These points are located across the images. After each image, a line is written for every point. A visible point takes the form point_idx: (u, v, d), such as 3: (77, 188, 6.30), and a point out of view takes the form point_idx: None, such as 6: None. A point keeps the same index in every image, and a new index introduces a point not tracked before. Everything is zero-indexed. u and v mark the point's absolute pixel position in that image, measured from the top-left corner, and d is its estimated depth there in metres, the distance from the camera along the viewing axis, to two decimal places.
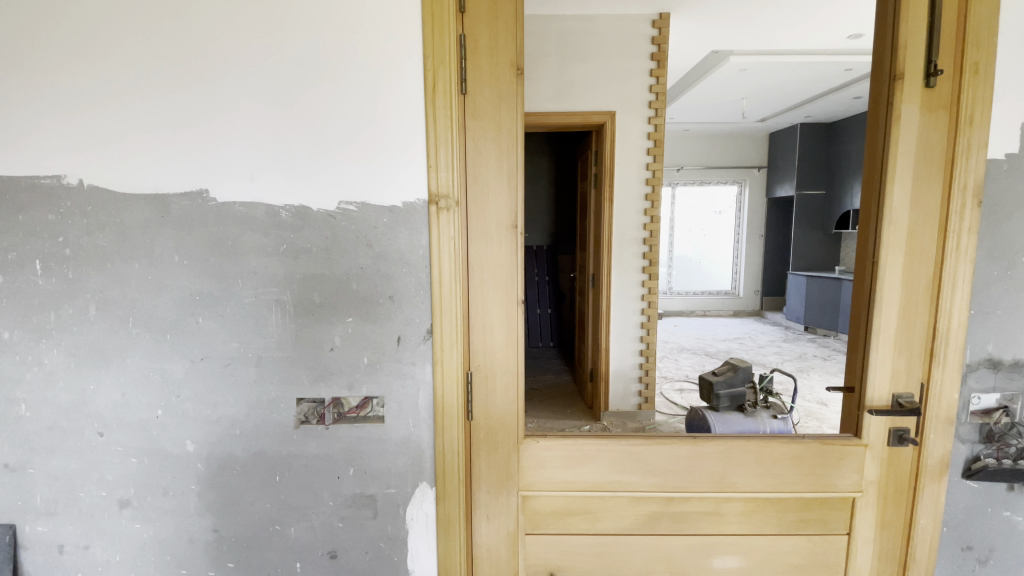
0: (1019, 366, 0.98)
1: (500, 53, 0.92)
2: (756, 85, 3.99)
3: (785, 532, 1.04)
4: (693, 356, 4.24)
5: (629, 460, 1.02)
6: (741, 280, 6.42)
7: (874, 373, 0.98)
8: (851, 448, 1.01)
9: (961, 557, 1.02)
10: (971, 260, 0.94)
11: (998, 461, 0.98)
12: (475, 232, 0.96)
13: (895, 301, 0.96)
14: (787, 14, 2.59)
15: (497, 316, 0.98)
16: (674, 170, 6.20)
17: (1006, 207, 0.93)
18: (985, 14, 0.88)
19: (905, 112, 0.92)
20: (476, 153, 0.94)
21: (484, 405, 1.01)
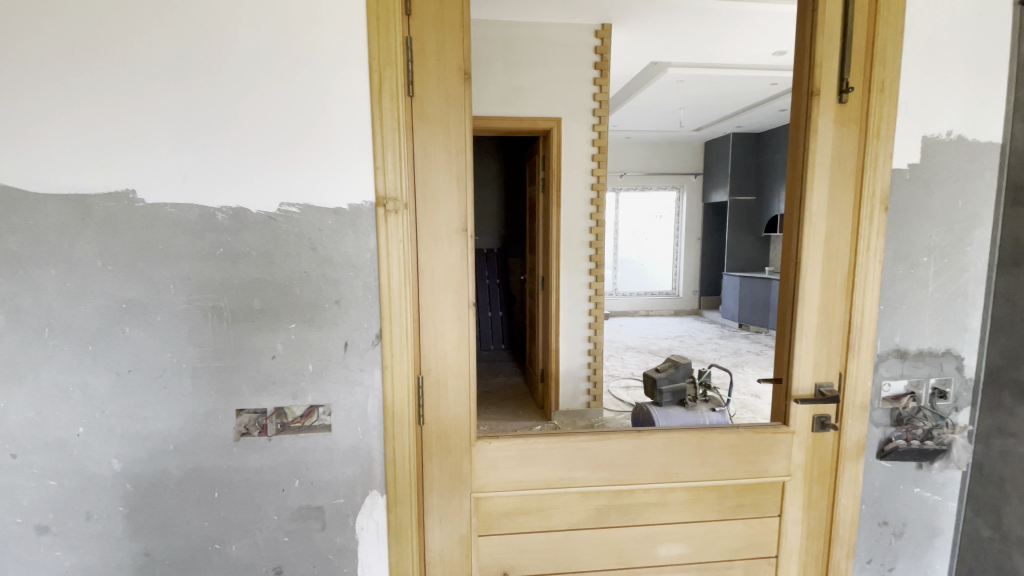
0: (921, 355, 1.10)
1: (447, 58, 0.92)
2: (691, 96, 4.21)
3: (723, 518, 1.10)
4: (638, 354, 4.40)
5: (578, 457, 1.04)
6: (681, 281, 6.72)
7: (799, 366, 1.06)
8: (780, 436, 1.08)
9: (877, 531, 1.13)
10: (880, 260, 1.04)
11: (907, 442, 1.09)
12: (424, 235, 0.95)
13: (816, 299, 1.04)
14: (718, 31, 2.76)
15: (447, 319, 0.98)
16: (617, 175, 6.44)
17: (906, 213, 1.05)
18: (889, 39, 0.99)
19: (821, 125, 1.00)
20: (424, 156, 0.93)
21: (435, 409, 1.00)
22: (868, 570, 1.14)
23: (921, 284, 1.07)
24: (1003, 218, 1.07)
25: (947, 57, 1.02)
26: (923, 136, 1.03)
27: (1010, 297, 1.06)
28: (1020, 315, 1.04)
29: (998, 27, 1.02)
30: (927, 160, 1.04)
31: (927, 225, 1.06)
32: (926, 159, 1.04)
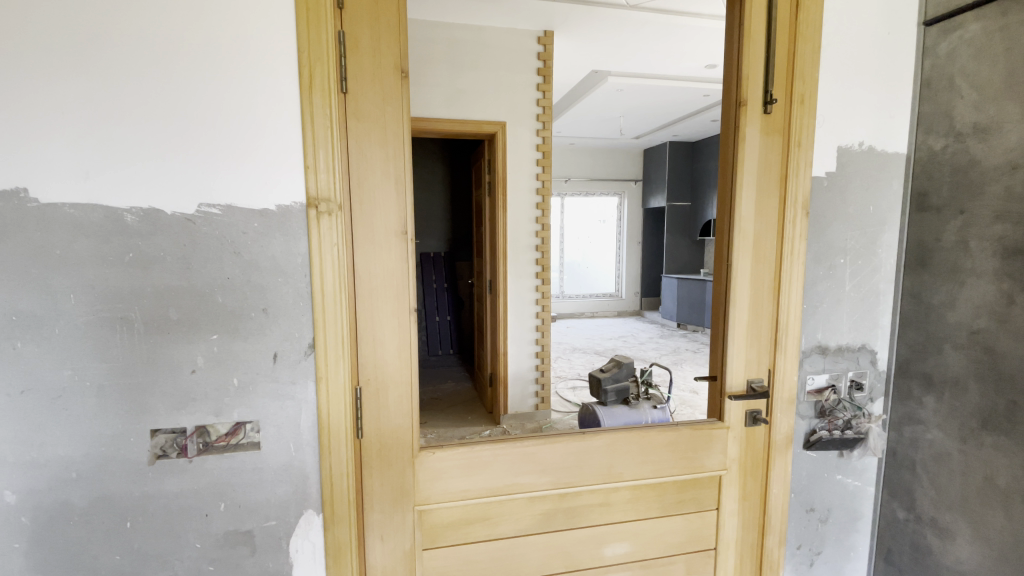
0: (840, 350, 1.17)
1: (383, 55, 0.88)
2: (631, 105, 4.35)
3: (666, 515, 1.12)
4: (585, 355, 4.48)
5: (524, 462, 1.03)
6: (625, 283, 6.92)
7: (732, 363, 1.10)
8: (717, 432, 1.12)
9: (805, 517, 1.20)
10: (802, 262, 1.10)
11: (829, 432, 1.16)
12: (361, 238, 0.91)
13: (746, 299, 1.09)
14: (654, 43, 2.87)
15: (387, 326, 0.94)
16: (562, 181, 6.55)
17: (824, 217, 1.12)
18: (807, 55, 1.05)
19: (749, 134, 1.05)
20: (360, 156, 0.89)
21: (374, 421, 0.95)
22: (798, 555, 1.21)
23: (839, 284, 1.15)
24: (909, 222, 1.17)
25: (859, 73, 1.10)
26: (839, 147, 1.11)
27: (915, 296, 1.16)
28: (925, 312, 1.14)
29: (902, 47, 1.12)
30: (842, 168, 1.12)
31: (844, 228, 1.14)
32: (841, 168, 1.12)
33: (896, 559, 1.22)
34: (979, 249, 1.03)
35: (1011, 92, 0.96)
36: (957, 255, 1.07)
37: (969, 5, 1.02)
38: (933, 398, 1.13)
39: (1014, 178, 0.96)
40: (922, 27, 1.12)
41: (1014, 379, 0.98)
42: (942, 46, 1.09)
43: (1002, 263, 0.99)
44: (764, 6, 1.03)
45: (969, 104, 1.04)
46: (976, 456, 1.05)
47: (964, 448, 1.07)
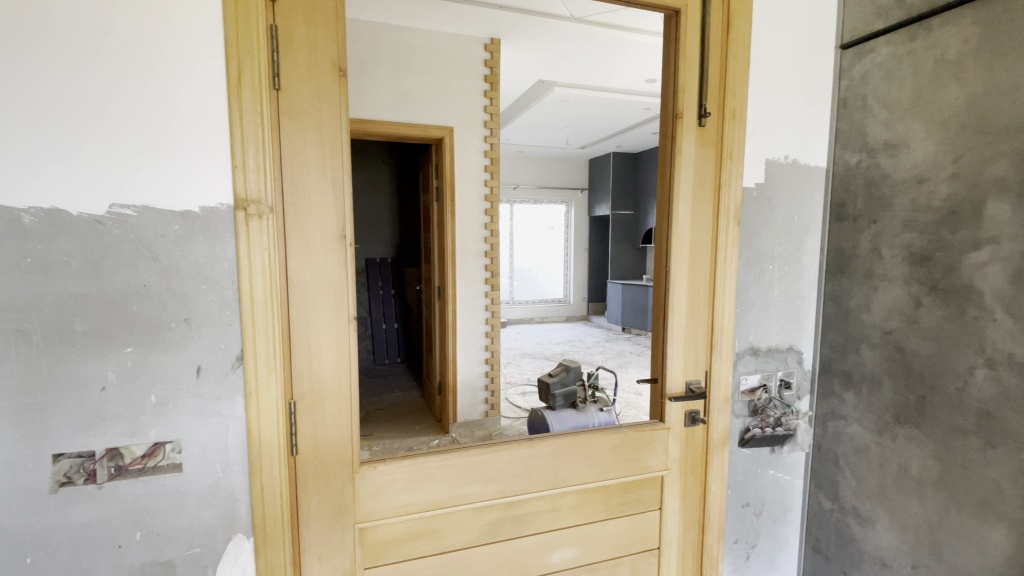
0: (770, 351, 1.24)
1: (319, 51, 0.85)
2: (577, 115, 4.45)
3: (611, 517, 1.14)
4: (534, 361, 4.50)
5: (470, 472, 1.01)
6: (573, 289, 7.04)
7: (671, 366, 1.14)
8: (658, 433, 1.15)
9: (742, 512, 1.25)
10: (734, 268, 1.15)
11: (762, 429, 1.22)
12: (295, 242, 0.86)
13: (684, 303, 1.13)
14: (597, 56, 2.95)
15: (324, 336, 0.90)
16: (511, 188, 6.60)
17: (754, 226, 1.18)
18: (737, 72, 1.11)
19: (685, 146, 1.09)
20: (294, 156, 0.85)
21: (310, 436, 0.90)
22: (735, 550, 1.26)
23: (769, 289, 1.22)
24: (829, 230, 1.26)
25: (784, 90, 1.18)
26: (766, 160, 1.18)
27: (835, 299, 1.25)
28: (844, 314, 1.23)
29: (821, 68, 1.21)
30: (770, 180, 1.19)
31: (772, 236, 1.20)
32: (768, 179, 1.19)
33: (823, 547, 1.30)
34: (890, 256, 1.12)
35: (916, 113, 1.05)
36: (871, 262, 1.16)
37: (880, 31, 1.12)
38: (853, 394, 1.22)
39: (920, 191, 1.06)
40: (839, 50, 1.22)
41: (922, 374, 1.07)
42: (857, 68, 1.18)
43: (910, 269, 1.08)
44: (697, 24, 1.08)
45: (880, 123, 1.13)
46: (891, 447, 1.14)
47: (880, 440, 1.16)
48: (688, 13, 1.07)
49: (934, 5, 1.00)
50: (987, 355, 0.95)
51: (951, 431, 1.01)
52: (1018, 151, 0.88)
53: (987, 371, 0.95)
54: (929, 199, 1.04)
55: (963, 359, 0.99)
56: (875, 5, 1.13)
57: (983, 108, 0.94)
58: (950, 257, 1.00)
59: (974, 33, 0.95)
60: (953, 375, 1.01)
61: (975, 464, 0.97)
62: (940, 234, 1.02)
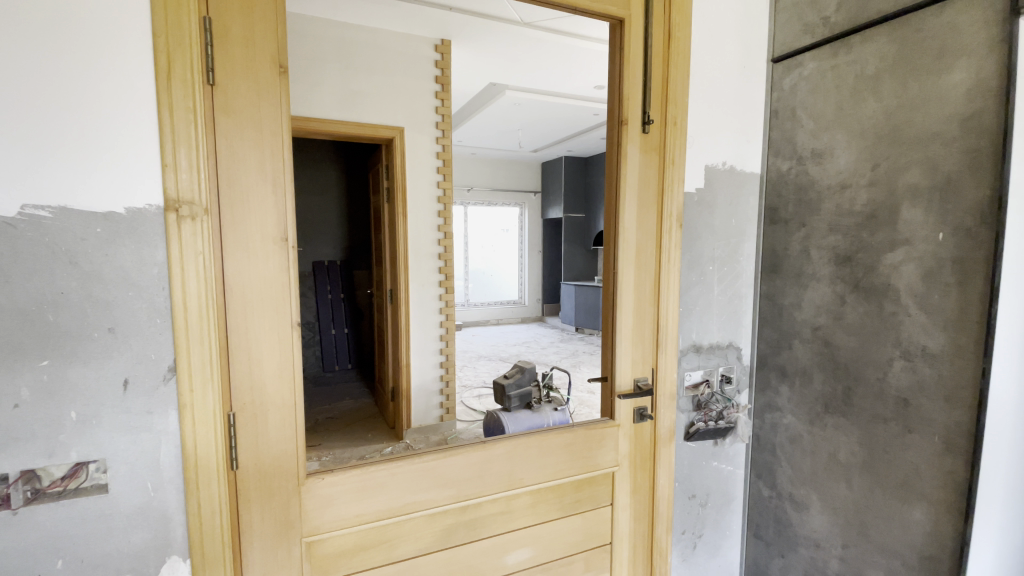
0: (712, 348, 1.30)
1: (257, 46, 0.81)
2: (529, 118, 4.49)
3: (564, 516, 1.15)
4: (489, 363, 4.49)
5: (422, 478, 1.00)
6: (527, 290, 7.09)
7: (620, 365, 1.17)
8: (609, 431, 1.18)
9: (688, 503, 1.30)
10: (677, 270, 1.20)
11: (705, 423, 1.28)
12: (232, 246, 0.82)
13: (631, 303, 1.17)
14: (548, 61, 3.00)
15: (265, 343, 0.86)
16: (464, 190, 6.55)
17: (696, 228, 1.24)
18: (678, 81, 1.16)
19: (630, 151, 1.13)
20: (230, 156, 0.81)
21: (251, 449, 0.86)
22: (683, 540, 1.31)
23: (710, 289, 1.27)
24: (764, 233, 1.33)
25: (721, 100, 1.24)
26: (706, 165, 1.24)
27: (771, 298, 1.33)
28: (778, 312, 1.31)
29: (755, 79, 1.28)
30: (709, 185, 1.24)
31: (712, 239, 1.26)
32: (708, 184, 1.24)
33: (763, 533, 1.38)
34: (818, 257, 1.20)
35: (840, 124, 1.14)
36: (801, 262, 1.24)
37: (807, 47, 1.20)
38: (787, 387, 1.30)
39: (843, 197, 1.14)
40: (771, 63, 1.29)
41: (848, 367, 1.15)
42: (787, 80, 1.26)
43: (835, 269, 1.16)
44: (640, 34, 1.12)
45: (808, 133, 1.21)
46: (821, 435, 1.22)
47: (812, 429, 1.24)
48: (631, 23, 1.10)
49: (854, 24, 1.09)
50: (903, 347, 1.03)
51: (874, 418, 1.10)
52: (928, 160, 0.97)
53: (903, 362, 1.03)
54: (851, 204, 1.12)
55: (883, 351, 1.07)
56: (803, 22, 1.21)
57: (897, 121, 1.02)
58: (870, 257, 1.09)
59: (888, 52, 1.03)
60: (874, 366, 1.09)
61: (896, 448, 1.06)
62: (861, 237, 1.10)
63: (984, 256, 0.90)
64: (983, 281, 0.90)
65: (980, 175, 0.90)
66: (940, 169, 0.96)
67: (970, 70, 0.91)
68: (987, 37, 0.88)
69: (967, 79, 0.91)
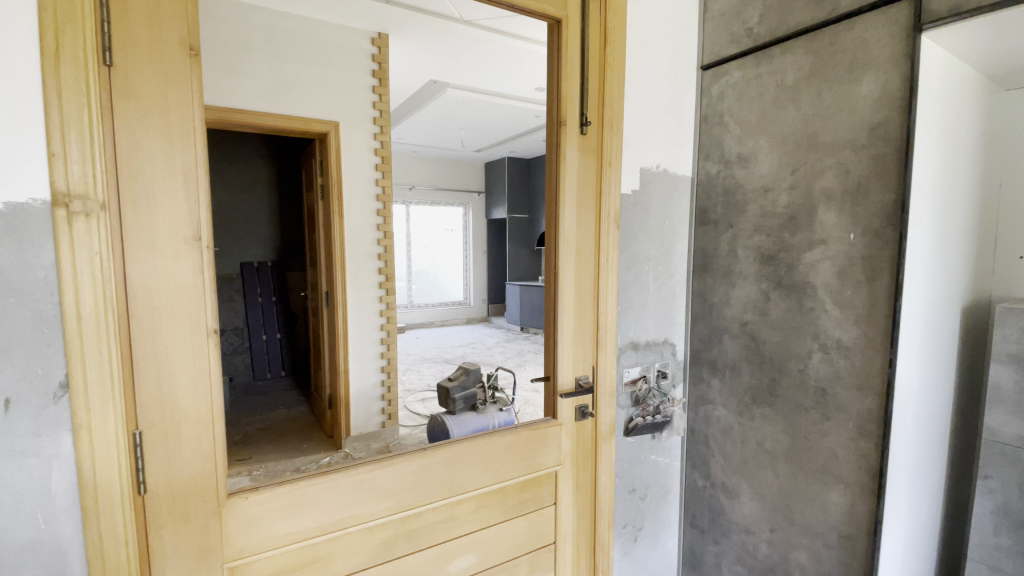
0: (648, 345, 1.34)
1: (163, 25, 0.74)
2: (472, 118, 4.45)
3: (507, 519, 1.14)
4: (433, 365, 4.40)
5: (358, 491, 0.95)
6: (471, 291, 7.05)
7: (561, 364, 1.17)
8: (551, 430, 1.18)
9: (628, 498, 1.33)
10: (615, 269, 1.22)
11: (643, 417, 1.31)
12: (136, 246, 0.74)
13: (571, 302, 1.17)
14: (489, 61, 2.99)
15: (177, 353, 0.78)
16: (406, 189, 6.40)
17: (632, 229, 1.27)
18: (614, 84, 1.18)
19: (568, 152, 1.13)
20: (133, 146, 0.73)
21: (161, 470, 0.78)
22: (624, 534, 1.33)
23: (645, 287, 1.31)
24: (695, 233, 1.39)
25: (655, 104, 1.28)
26: (641, 168, 1.27)
27: (701, 295, 1.38)
28: (709, 309, 1.36)
29: (686, 85, 1.33)
30: (644, 187, 1.28)
31: (647, 240, 1.30)
32: (643, 186, 1.28)
33: (699, 522, 1.44)
34: (744, 256, 1.27)
35: (763, 130, 1.20)
36: (729, 261, 1.30)
37: (733, 56, 1.26)
38: (718, 380, 1.36)
39: (766, 199, 1.21)
40: (700, 70, 1.35)
41: (772, 360, 1.22)
42: (715, 87, 1.31)
43: (760, 267, 1.23)
44: (577, 36, 1.12)
45: (734, 138, 1.27)
46: (749, 425, 1.28)
47: (741, 420, 1.30)
48: (569, 23, 1.11)
49: (775, 36, 1.15)
50: (821, 341, 1.11)
51: (796, 408, 1.17)
52: (841, 166, 1.05)
53: (821, 354, 1.11)
54: (774, 206, 1.19)
55: (803, 345, 1.14)
56: (729, 32, 1.27)
57: (814, 128, 1.09)
58: (791, 257, 1.15)
59: (806, 63, 1.10)
60: (795, 359, 1.16)
61: (816, 435, 1.13)
62: (783, 237, 1.17)
63: (890, 255, 0.97)
64: (889, 277, 0.98)
65: (886, 180, 0.97)
66: (852, 174, 1.03)
67: (877, 82, 0.98)
68: (892, 53, 0.96)
69: (875, 91, 0.98)
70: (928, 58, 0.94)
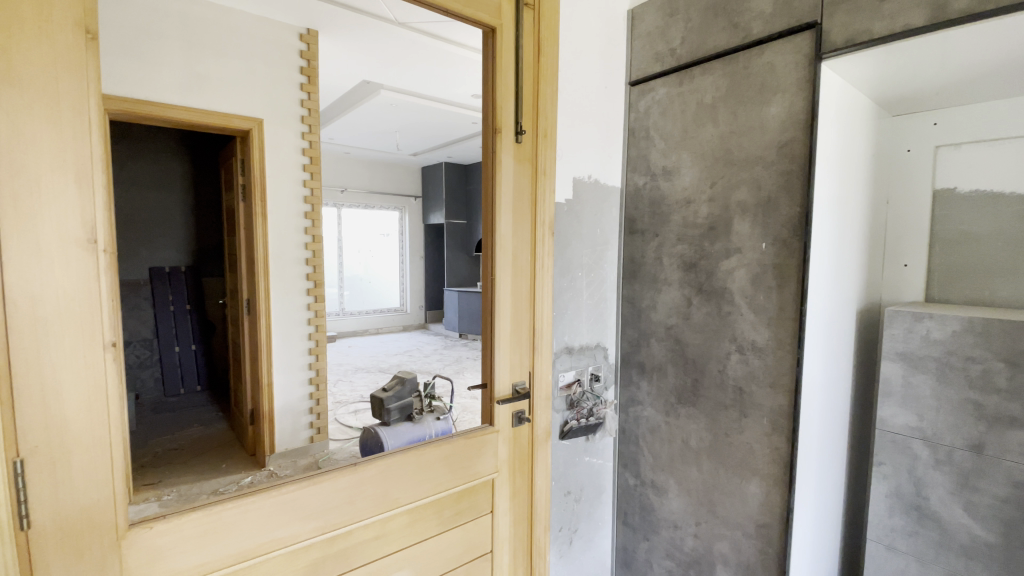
0: (581, 349, 1.38)
1: (53, 3, 0.66)
2: (408, 120, 4.35)
3: (443, 530, 1.12)
4: (367, 375, 4.23)
5: (283, 511, 0.89)
6: (407, 297, 6.88)
7: (498, 371, 1.17)
8: (488, 438, 1.17)
9: (564, 500, 1.36)
10: (550, 276, 1.24)
11: (578, 420, 1.35)
12: (18, 249, 0.65)
13: (508, 309, 1.18)
14: (425, 64, 2.95)
15: (67, 369, 0.70)
16: (337, 191, 6.14)
17: (566, 236, 1.29)
18: (547, 95, 1.20)
19: (504, 159, 1.13)
20: (14, 137, 0.64)
21: (48, 502, 0.69)
22: (560, 537, 1.35)
23: (578, 293, 1.35)
24: (624, 242, 1.45)
25: (585, 116, 1.32)
26: (574, 177, 1.30)
27: (631, 301, 1.44)
28: (638, 314, 1.42)
29: (615, 99, 1.39)
30: (577, 196, 1.32)
31: (579, 247, 1.34)
32: (575, 195, 1.31)
33: (630, 519, 1.48)
34: (669, 263, 1.33)
35: (685, 145, 1.27)
36: (655, 268, 1.37)
37: (658, 74, 1.33)
38: (646, 381, 1.42)
39: (688, 210, 1.28)
40: (628, 86, 1.41)
41: (694, 361, 1.28)
42: (642, 102, 1.38)
43: (683, 274, 1.30)
44: (511, 45, 1.13)
45: (659, 151, 1.34)
46: (675, 424, 1.35)
47: (667, 420, 1.36)
48: (503, 32, 1.12)
49: (696, 57, 1.23)
50: (738, 342, 1.18)
51: (717, 406, 1.24)
52: (754, 180, 1.13)
53: (738, 355, 1.18)
54: (695, 217, 1.26)
55: (722, 347, 1.22)
56: (654, 51, 1.34)
57: (730, 145, 1.17)
58: (711, 264, 1.23)
59: (723, 84, 1.18)
60: (715, 359, 1.24)
61: (734, 431, 1.21)
62: (702, 246, 1.25)
63: (796, 263, 1.06)
64: (796, 283, 1.06)
65: (793, 195, 1.06)
66: (763, 188, 1.12)
67: (784, 104, 1.07)
68: (797, 78, 1.05)
69: (782, 112, 1.07)
70: (826, 84, 1.04)
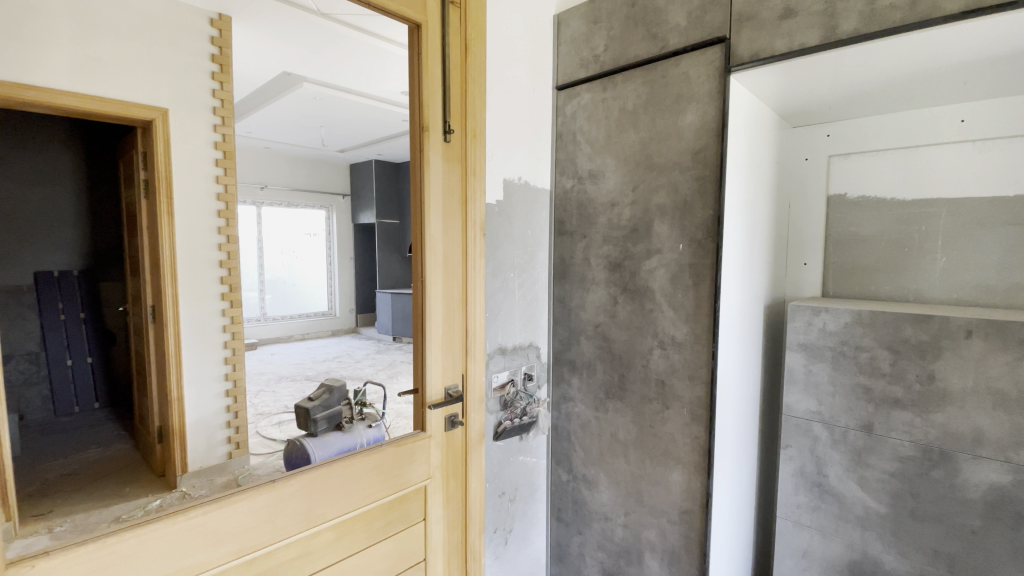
0: (515, 349, 1.39)
1: None
2: (333, 115, 4.17)
3: (374, 542, 1.08)
4: (293, 384, 3.99)
5: (196, 537, 0.82)
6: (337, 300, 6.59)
7: (430, 375, 1.15)
8: (420, 443, 1.15)
9: (498, 501, 1.36)
10: (482, 277, 1.24)
11: (512, 420, 1.36)
12: None
13: (439, 310, 1.16)
14: (349, 58, 2.84)
15: None
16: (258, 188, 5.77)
17: (497, 237, 1.30)
18: (475, 95, 1.19)
19: (432, 159, 1.11)
20: None
21: None
22: (495, 538, 1.36)
23: (511, 294, 1.36)
24: (555, 243, 1.47)
25: (513, 117, 1.33)
26: (503, 179, 1.31)
27: (561, 300, 1.47)
28: (568, 313, 1.46)
29: (543, 103, 1.41)
30: (507, 197, 1.32)
31: (511, 248, 1.34)
32: (506, 196, 1.32)
33: (563, 515, 1.52)
34: (596, 264, 1.37)
35: (609, 150, 1.32)
36: (584, 269, 1.41)
37: (584, 80, 1.36)
38: (577, 379, 1.45)
39: (613, 212, 1.32)
40: (556, 89, 1.44)
41: (621, 357, 1.33)
42: (569, 106, 1.41)
43: (609, 274, 1.34)
44: (438, 43, 1.11)
45: (586, 155, 1.38)
46: (604, 419, 1.39)
47: (597, 415, 1.41)
48: (429, 29, 1.10)
49: (619, 64, 1.27)
50: (659, 338, 1.24)
51: (641, 400, 1.29)
52: (672, 185, 1.19)
53: (660, 351, 1.24)
54: (619, 219, 1.31)
55: (645, 343, 1.27)
56: (580, 56, 1.37)
57: (650, 150, 1.23)
58: (634, 264, 1.28)
59: (644, 91, 1.23)
60: (640, 355, 1.29)
61: (658, 423, 1.26)
62: (627, 247, 1.30)
63: (710, 262, 1.13)
64: (710, 282, 1.13)
65: (707, 199, 1.13)
66: (681, 192, 1.18)
67: (698, 113, 1.13)
68: (709, 89, 1.11)
69: (696, 120, 1.13)
70: (735, 95, 1.12)
